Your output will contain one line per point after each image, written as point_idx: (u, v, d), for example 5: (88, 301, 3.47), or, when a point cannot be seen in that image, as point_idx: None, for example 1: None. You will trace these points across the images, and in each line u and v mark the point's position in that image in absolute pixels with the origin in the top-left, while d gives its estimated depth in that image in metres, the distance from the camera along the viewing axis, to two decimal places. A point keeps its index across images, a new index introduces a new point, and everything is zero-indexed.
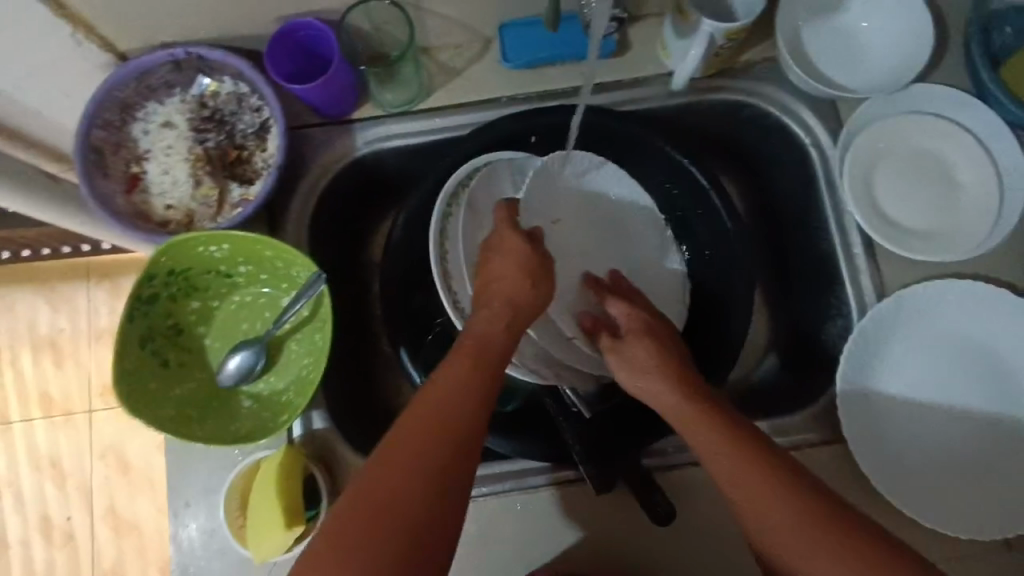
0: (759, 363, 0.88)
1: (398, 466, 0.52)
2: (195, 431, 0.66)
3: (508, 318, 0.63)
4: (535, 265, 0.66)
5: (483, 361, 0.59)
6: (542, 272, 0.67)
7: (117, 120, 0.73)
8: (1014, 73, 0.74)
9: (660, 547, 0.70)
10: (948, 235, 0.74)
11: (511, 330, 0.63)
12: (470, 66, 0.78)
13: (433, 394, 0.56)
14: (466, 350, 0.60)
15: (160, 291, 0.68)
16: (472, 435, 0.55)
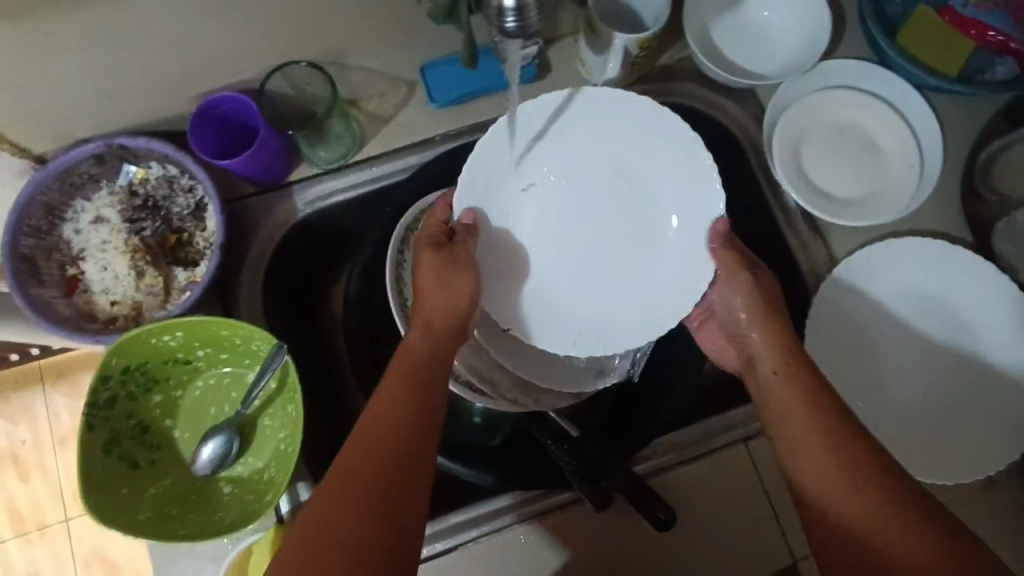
0: None
1: (345, 472, 0.53)
2: (177, 530, 0.63)
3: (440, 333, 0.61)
4: (451, 266, 0.63)
5: (418, 377, 0.58)
6: (470, 270, 0.64)
7: (45, 224, 0.70)
8: (910, 36, 0.78)
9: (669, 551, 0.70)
10: (881, 198, 0.77)
11: (444, 344, 0.61)
12: (399, 111, 0.78)
13: (376, 411, 0.56)
14: (401, 367, 0.59)
15: (117, 392, 0.65)
16: (409, 456, 0.54)
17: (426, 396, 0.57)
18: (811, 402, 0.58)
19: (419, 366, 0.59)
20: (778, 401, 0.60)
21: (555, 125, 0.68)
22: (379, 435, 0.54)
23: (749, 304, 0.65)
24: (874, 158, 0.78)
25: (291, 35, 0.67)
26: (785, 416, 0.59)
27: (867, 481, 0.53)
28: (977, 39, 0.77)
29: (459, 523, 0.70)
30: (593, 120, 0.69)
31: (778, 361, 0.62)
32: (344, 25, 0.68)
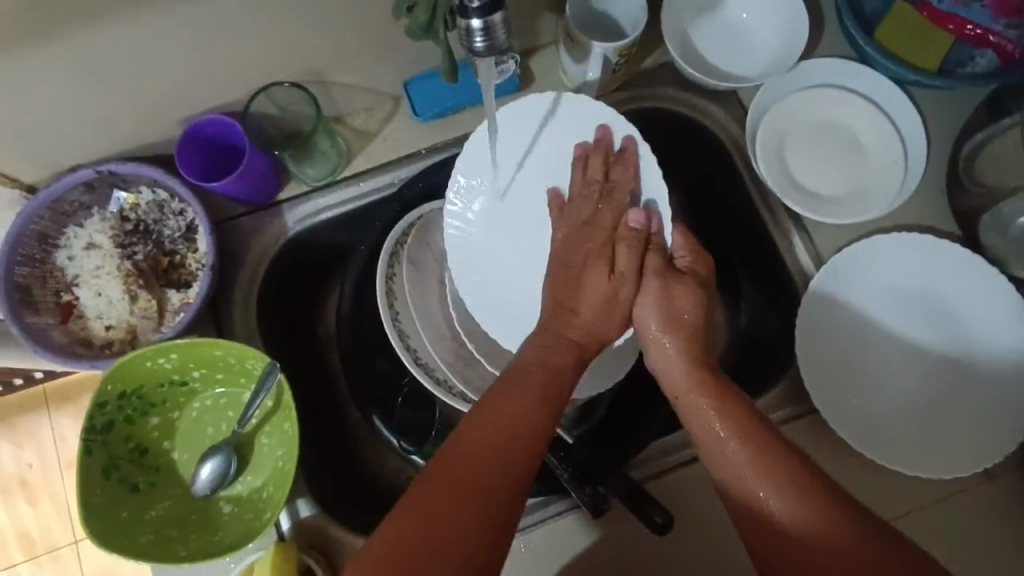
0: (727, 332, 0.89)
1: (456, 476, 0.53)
2: (178, 551, 0.64)
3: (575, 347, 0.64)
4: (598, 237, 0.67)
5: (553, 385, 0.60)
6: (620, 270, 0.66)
7: (38, 252, 0.71)
8: (888, 33, 0.79)
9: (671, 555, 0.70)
10: (867, 194, 0.77)
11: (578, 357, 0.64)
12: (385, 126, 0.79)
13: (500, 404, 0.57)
14: (535, 370, 0.61)
15: (115, 416, 0.66)
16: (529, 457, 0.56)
17: (551, 408, 0.59)
18: (732, 414, 0.60)
19: (551, 382, 0.60)
20: (696, 410, 0.61)
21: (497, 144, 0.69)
22: (505, 427, 0.56)
23: (644, 305, 0.66)
24: (857, 154, 0.78)
25: (273, 57, 0.67)
26: (710, 431, 0.60)
27: (794, 487, 0.55)
28: (955, 33, 0.78)
29: None
30: (542, 125, 0.69)
31: (685, 385, 0.63)
32: (324, 45, 0.69)
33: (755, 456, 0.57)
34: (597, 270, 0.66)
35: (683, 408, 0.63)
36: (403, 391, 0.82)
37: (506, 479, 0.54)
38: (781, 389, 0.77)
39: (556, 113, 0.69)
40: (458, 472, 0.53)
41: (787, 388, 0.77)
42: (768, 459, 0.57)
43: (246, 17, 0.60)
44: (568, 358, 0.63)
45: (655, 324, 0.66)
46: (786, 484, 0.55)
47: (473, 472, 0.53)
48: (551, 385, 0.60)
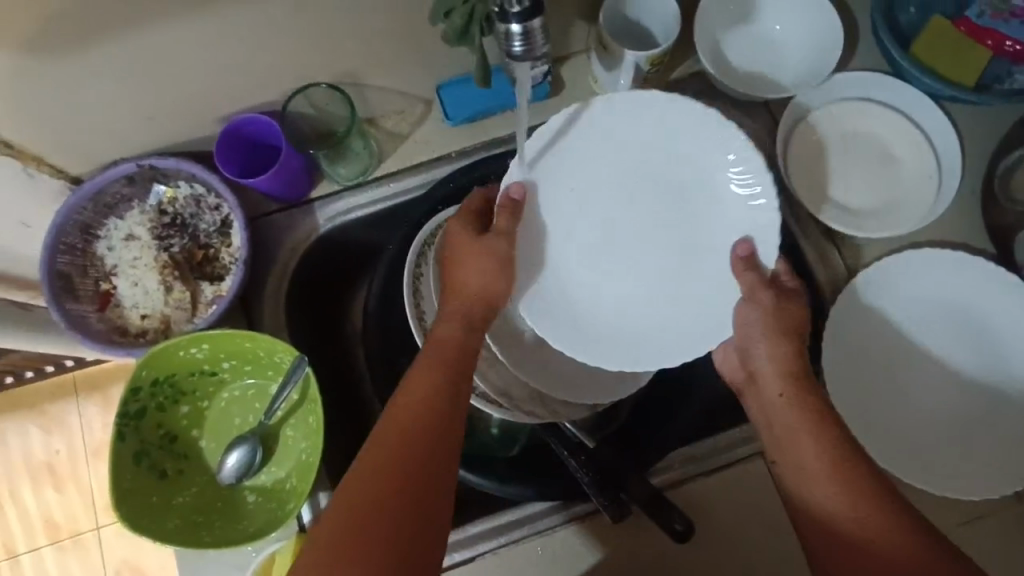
0: None
1: (368, 491, 0.54)
2: (203, 538, 0.65)
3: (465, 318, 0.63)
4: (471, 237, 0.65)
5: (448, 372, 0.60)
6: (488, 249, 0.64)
7: (80, 242, 0.73)
8: (925, 47, 0.78)
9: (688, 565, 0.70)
10: (898, 208, 0.77)
11: (470, 328, 0.63)
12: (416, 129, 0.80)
13: (401, 403, 0.58)
14: (428, 357, 0.61)
15: (147, 403, 0.68)
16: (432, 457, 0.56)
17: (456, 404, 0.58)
18: (829, 439, 0.59)
19: (449, 366, 0.60)
20: (789, 427, 0.60)
21: (590, 148, 0.69)
22: (407, 429, 0.56)
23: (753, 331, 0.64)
24: (889, 168, 0.78)
25: (312, 59, 0.69)
26: (814, 443, 0.59)
27: (884, 513, 0.55)
28: (993, 48, 0.78)
29: (477, 533, 0.71)
30: (633, 130, 0.69)
31: (788, 404, 0.61)
32: (363, 48, 0.71)
33: (846, 489, 0.56)
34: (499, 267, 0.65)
35: (778, 422, 0.61)
36: None
37: (411, 484, 0.54)
38: None
39: (638, 109, 0.68)
40: (371, 491, 0.54)
41: None
42: (866, 495, 0.56)
43: (290, 19, 0.62)
44: (464, 341, 0.62)
45: (766, 330, 0.64)
46: (885, 524, 0.54)
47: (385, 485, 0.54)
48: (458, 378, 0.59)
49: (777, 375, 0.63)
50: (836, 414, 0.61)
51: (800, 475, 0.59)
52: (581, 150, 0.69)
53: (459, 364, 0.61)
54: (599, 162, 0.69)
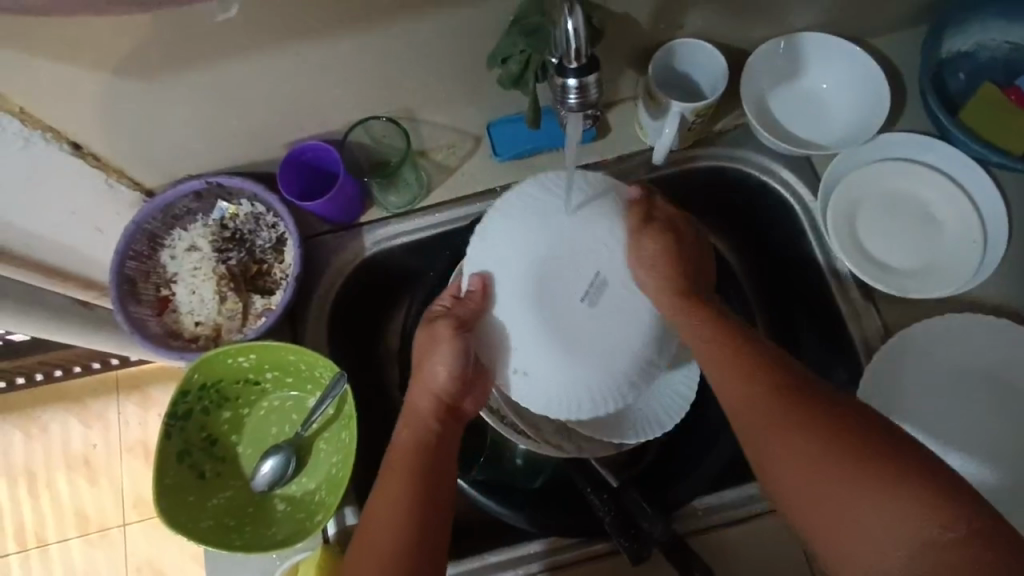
0: None
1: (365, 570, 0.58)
2: (234, 540, 0.68)
3: (428, 413, 0.65)
4: (439, 343, 0.63)
5: (416, 462, 0.62)
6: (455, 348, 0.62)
7: (147, 250, 0.78)
8: (972, 113, 0.79)
9: None
10: (939, 270, 0.76)
11: (430, 420, 0.65)
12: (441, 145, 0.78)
13: (382, 496, 0.61)
14: (399, 455, 0.63)
15: (194, 405, 0.71)
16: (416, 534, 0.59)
17: (431, 482, 0.61)
18: (754, 373, 0.57)
19: (420, 449, 0.63)
20: (717, 368, 0.59)
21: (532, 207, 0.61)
22: (394, 513, 0.60)
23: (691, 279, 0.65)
24: (933, 230, 0.78)
25: (375, 93, 0.74)
26: (774, 418, 0.55)
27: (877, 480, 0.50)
28: None
29: (495, 563, 0.71)
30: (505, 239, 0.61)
31: (721, 333, 0.61)
32: (421, 86, 0.75)
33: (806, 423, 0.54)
34: (445, 355, 0.63)
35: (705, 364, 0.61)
36: None
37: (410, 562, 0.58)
38: None
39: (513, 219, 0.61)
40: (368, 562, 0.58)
41: None
42: (799, 419, 0.54)
43: (360, 58, 0.67)
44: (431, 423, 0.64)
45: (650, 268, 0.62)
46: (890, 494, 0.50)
47: (387, 538, 0.59)
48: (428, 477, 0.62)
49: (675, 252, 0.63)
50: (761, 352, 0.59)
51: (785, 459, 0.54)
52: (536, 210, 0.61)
53: (427, 449, 0.63)
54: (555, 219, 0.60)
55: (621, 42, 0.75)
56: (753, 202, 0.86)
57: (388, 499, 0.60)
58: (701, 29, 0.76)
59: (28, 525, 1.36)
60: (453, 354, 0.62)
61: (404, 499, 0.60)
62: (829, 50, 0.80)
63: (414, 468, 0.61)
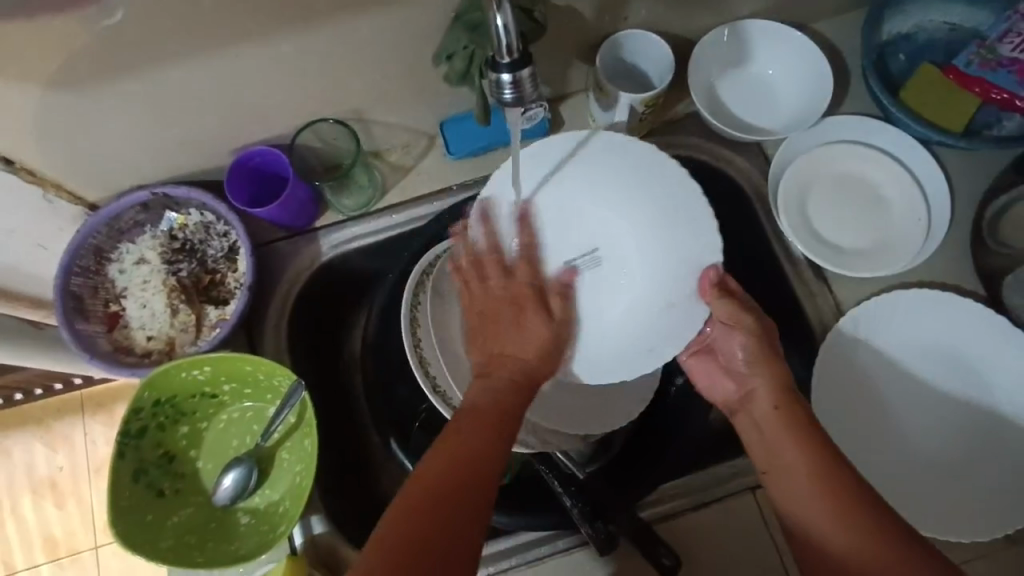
0: None
1: (421, 491, 0.52)
2: (196, 557, 0.67)
3: (514, 382, 0.62)
4: (524, 312, 0.68)
5: (498, 413, 0.59)
6: (525, 319, 0.67)
7: (93, 265, 0.76)
8: (913, 94, 0.81)
9: None
10: (889, 249, 0.78)
11: (522, 391, 0.62)
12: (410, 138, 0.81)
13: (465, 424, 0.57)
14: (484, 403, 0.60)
15: (148, 422, 0.69)
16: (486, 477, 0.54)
17: (505, 429, 0.58)
18: (823, 460, 0.58)
19: (497, 416, 0.59)
20: (776, 443, 0.61)
21: (572, 167, 0.73)
22: (472, 446, 0.56)
23: (753, 362, 0.66)
24: (881, 209, 0.79)
25: (321, 94, 0.73)
26: (793, 473, 0.59)
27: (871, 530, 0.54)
28: (981, 95, 0.80)
29: None
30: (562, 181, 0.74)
31: (778, 399, 0.63)
32: (367, 87, 0.74)
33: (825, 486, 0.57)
34: (528, 327, 0.67)
35: (768, 441, 0.62)
36: (421, 416, 0.85)
37: (468, 489, 0.53)
38: None
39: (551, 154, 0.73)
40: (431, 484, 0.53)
41: None
42: (847, 504, 0.55)
43: (302, 59, 0.66)
44: (515, 392, 0.62)
45: (760, 357, 0.65)
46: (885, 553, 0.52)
47: (459, 466, 0.54)
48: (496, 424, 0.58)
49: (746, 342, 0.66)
50: (827, 436, 0.61)
51: (787, 503, 0.59)
52: (576, 168, 0.73)
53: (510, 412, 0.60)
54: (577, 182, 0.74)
55: (567, 35, 0.75)
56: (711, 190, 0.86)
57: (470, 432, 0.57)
58: (646, 20, 0.77)
59: None
60: (540, 322, 0.68)
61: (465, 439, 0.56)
62: (774, 36, 0.81)
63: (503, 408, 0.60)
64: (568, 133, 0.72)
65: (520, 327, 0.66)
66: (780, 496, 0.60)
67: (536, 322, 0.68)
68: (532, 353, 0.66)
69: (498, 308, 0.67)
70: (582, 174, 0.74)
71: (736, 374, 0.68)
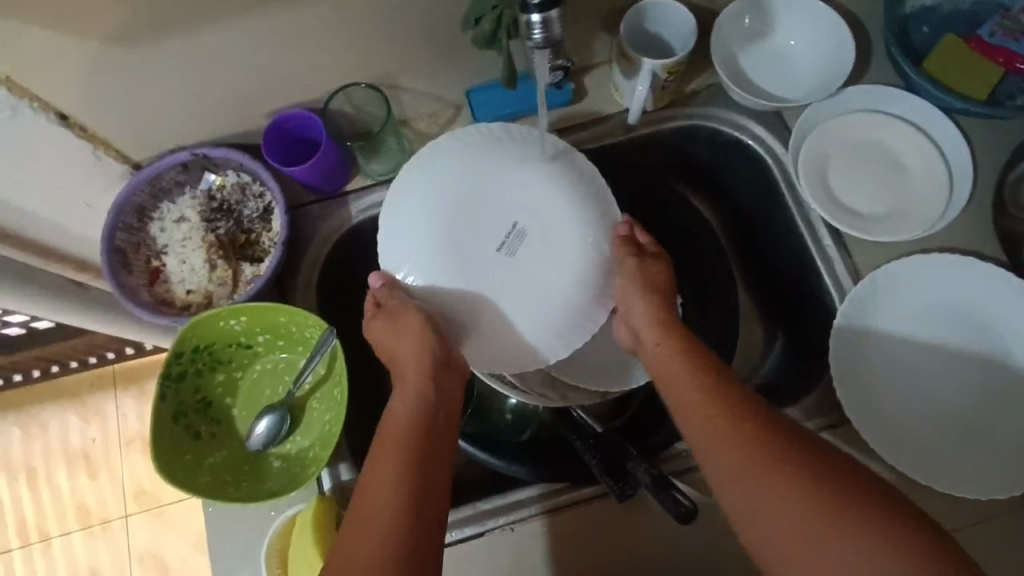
0: (764, 355, 0.94)
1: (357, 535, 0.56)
2: (231, 494, 0.70)
3: (420, 389, 0.66)
4: (395, 319, 0.67)
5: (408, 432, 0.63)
6: (414, 322, 0.66)
7: (137, 222, 0.80)
8: (936, 63, 0.81)
9: (698, 550, 0.71)
10: (909, 216, 0.79)
11: (424, 396, 0.66)
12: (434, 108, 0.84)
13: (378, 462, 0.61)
14: (390, 426, 0.64)
15: (187, 368, 0.73)
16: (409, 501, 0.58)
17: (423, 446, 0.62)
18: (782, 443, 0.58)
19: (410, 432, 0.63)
20: (674, 375, 0.65)
21: (454, 157, 0.69)
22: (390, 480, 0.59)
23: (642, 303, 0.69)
24: (900, 177, 0.80)
25: (355, 58, 0.76)
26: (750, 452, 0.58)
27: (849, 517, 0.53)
28: (1005, 65, 0.80)
29: (488, 510, 0.72)
30: (461, 171, 0.69)
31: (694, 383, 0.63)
32: (398, 50, 0.78)
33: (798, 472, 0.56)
34: (406, 328, 0.66)
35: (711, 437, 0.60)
36: None
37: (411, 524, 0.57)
38: (814, 398, 0.78)
39: (437, 160, 0.70)
40: (362, 529, 0.56)
41: (820, 397, 0.78)
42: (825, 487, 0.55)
43: (337, 20, 0.69)
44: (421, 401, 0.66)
45: (635, 296, 0.69)
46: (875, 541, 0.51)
47: (380, 502, 0.58)
48: (435, 427, 0.64)
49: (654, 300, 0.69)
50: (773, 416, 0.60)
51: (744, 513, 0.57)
52: (455, 160, 0.69)
53: (421, 423, 0.64)
54: (458, 167, 0.69)
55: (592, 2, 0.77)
56: (730, 160, 0.88)
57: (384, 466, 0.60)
58: None
59: (29, 520, 1.37)
60: (420, 334, 0.66)
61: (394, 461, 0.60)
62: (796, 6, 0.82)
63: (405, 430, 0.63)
64: (459, 134, 0.70)
65: (403, 328, 0.67)
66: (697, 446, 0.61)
67: (417, 319, 0.66)
68: (414, 356, 0.66)
69: (404, 332, 0.67)
70: (471, 162, 0.69)
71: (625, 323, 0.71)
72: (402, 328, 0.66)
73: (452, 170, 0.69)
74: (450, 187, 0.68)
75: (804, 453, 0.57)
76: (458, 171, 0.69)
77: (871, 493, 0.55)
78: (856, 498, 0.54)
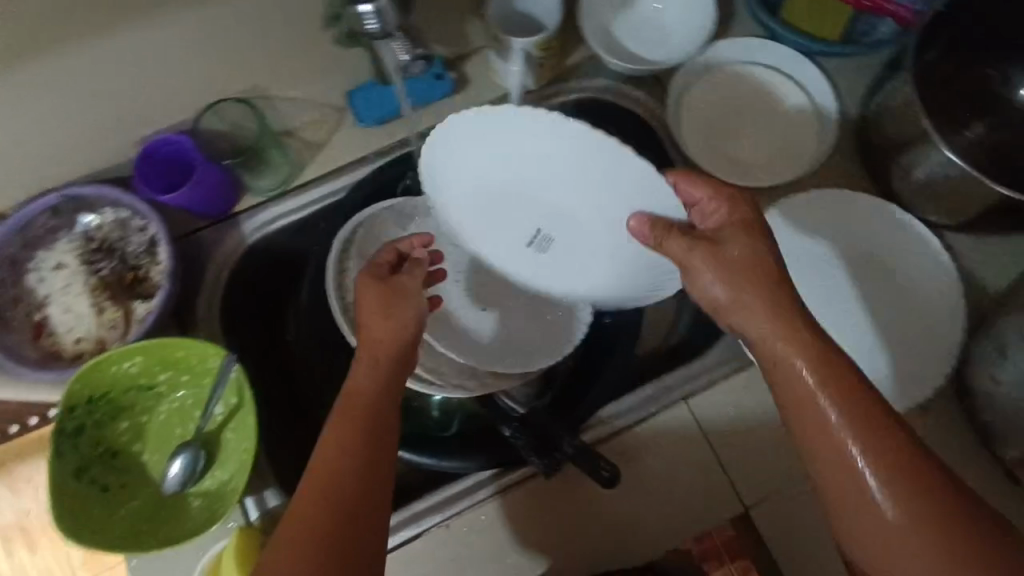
0: None
1: (295, 559, 0.45)
2: (149, 543, 0.67)
3: (384, 370, 0.54)
4: (393, 290, 0.58)
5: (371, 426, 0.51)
6: (410, 295, 0.58)
7: (9, 277, 0.76)
8: (792, 10, 0.84)
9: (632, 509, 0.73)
10: (784, 159, 0.82)
11: (389, 383, 0.54)
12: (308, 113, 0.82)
13: (321, 461, 0.49)
14: (342, 414, 0.51)
15: (84, 421, 0.69)
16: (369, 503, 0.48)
17: (375, 446, 0.50)
18: (893, 442, 0.50)
19: (359, 439, 0.51)
20: (778, 340, 0.55)
21: (481, 143, 0.66)
22: (352, 482, 0.48)
23: (736, 271, 0.58)
24: (773, 124, 0.83)
25: (221, 73, 0.74)
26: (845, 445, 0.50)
27: (940, 537, 0.48)
28: (854, 5, 0.82)
29: (422, 510, 0.72)
30: (476, 164, 0.69)
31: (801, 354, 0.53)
32: (266, 60, 0.76)
33: (895, 475, 0.49)
34: (399, 307, 0.57)
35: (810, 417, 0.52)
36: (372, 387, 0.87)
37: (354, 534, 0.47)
38: None
39: (455, 139, 0.66)
40: (296, 546, 0.45)
41: None
42: (919, 497, 0.49)
43: (189, 33, 0.67)
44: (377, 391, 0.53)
45: (727, 258, 0.58)
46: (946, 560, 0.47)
47: (314, 521, 0.46)
48: (377, 424, 0.51)
49: (756, 262, 0.57)
50: (880, 402, 0.52)
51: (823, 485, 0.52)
52: (486, 145, 0.66)
53: (380, 417, 0.51)
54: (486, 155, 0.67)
55: None
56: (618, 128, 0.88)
57: (334, 467, 0.49)
58: None
59: None
60: (408, 314, 0.57)
61: (343, 458, 0.49)
62: None
63: (356, 420, 0.50)
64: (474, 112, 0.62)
65: (394, 305, 0.58)
66: (791, 418, 0.54)
67: (413, 292, 0.58)
68: (389, 334, 0.56)
69: (381, 306, 0.56)
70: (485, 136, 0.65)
71: (724, 268, 0.58)
72: (393, 305, 0.57)
73: (472, 165, 0.69)
74: (472, 179, 0.71)
75: (916, 460, 0.50)
76: (476, 160, 0.68)
77: (964, 504, 0.49)
78: (956, 517, 0.48)
